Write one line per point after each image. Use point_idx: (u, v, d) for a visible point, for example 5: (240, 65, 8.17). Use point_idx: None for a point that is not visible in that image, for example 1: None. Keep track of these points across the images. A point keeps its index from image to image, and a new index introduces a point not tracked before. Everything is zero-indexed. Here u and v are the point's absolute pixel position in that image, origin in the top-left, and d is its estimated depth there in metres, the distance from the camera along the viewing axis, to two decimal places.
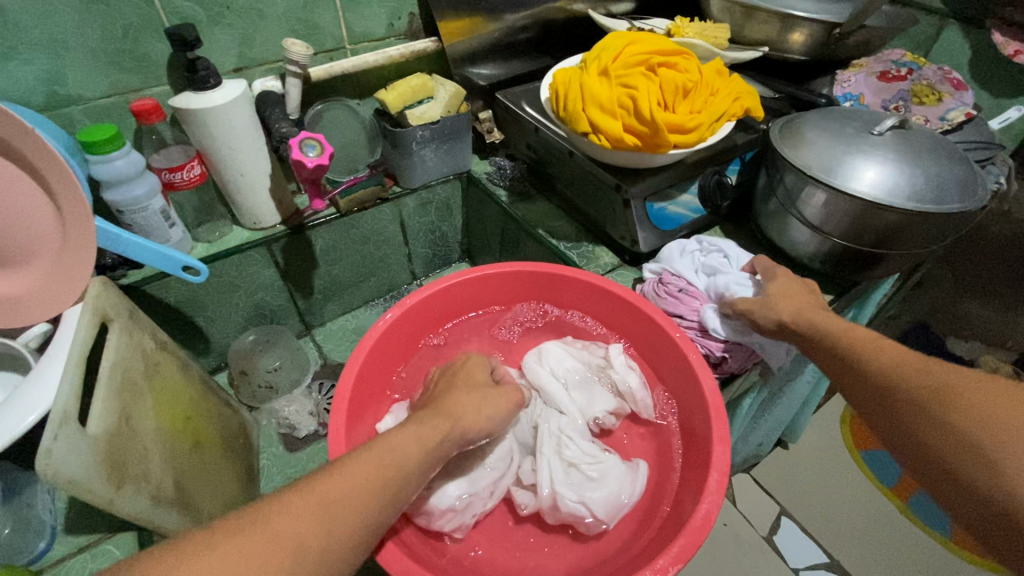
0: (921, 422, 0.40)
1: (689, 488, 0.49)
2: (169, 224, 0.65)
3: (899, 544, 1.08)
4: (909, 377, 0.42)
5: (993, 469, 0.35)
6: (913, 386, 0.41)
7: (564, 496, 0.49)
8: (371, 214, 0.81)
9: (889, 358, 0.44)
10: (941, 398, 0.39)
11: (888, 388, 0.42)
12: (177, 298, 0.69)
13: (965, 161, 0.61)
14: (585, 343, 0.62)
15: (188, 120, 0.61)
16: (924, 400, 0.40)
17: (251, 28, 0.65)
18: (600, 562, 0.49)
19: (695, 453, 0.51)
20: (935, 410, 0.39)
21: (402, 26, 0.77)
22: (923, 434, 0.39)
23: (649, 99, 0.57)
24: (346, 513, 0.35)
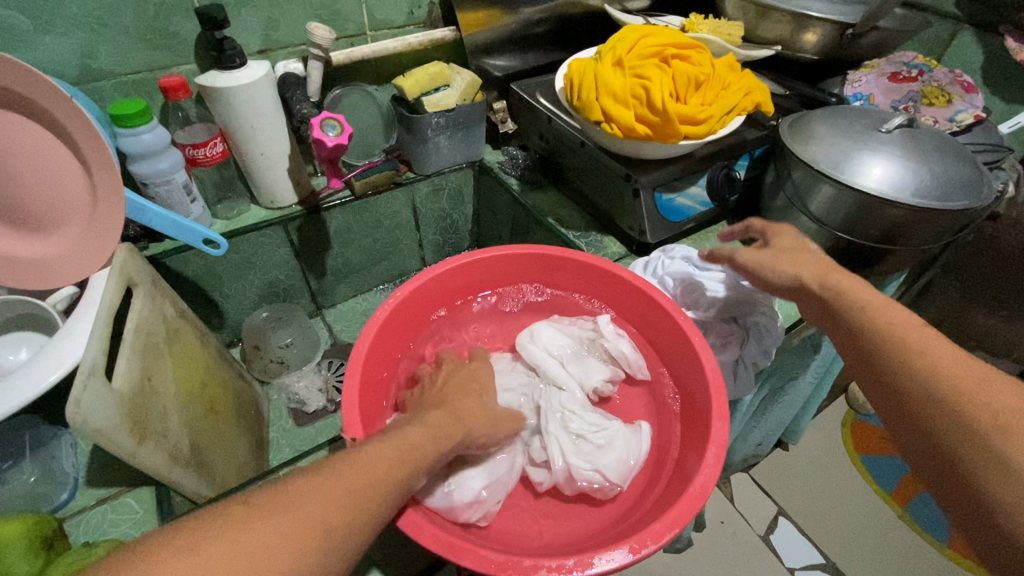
0: (943, 436, 0.35)
1: (692, 451, 0.50)
2: (190, 199, 0.67)
3: (895, 548, 1.09)
4: (945, 385, 0.36)
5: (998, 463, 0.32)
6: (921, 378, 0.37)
7: (576, 465, 0.51)
8: (385, 198, 0.83)
9: (932, 362, 0.38)
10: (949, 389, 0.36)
11: (921, 396, 0.37)
12: (195, 272, 0.71)
13: (972, 161, 0.62)
14: (572, 318, 0.64)
15: (212, 97, 0.63)
16: (973, 425, 0.34)
17: (277, 11, 0.67)
18: (616, 521, 0.51)
19: (693, 422, 0.53)
20: (972, 425, 0.34)
21: (422, 14, 0.78)
22: (950, 452, 0.34)
23: (662, 90, 0.58)
24: (367, 493, 0.35)
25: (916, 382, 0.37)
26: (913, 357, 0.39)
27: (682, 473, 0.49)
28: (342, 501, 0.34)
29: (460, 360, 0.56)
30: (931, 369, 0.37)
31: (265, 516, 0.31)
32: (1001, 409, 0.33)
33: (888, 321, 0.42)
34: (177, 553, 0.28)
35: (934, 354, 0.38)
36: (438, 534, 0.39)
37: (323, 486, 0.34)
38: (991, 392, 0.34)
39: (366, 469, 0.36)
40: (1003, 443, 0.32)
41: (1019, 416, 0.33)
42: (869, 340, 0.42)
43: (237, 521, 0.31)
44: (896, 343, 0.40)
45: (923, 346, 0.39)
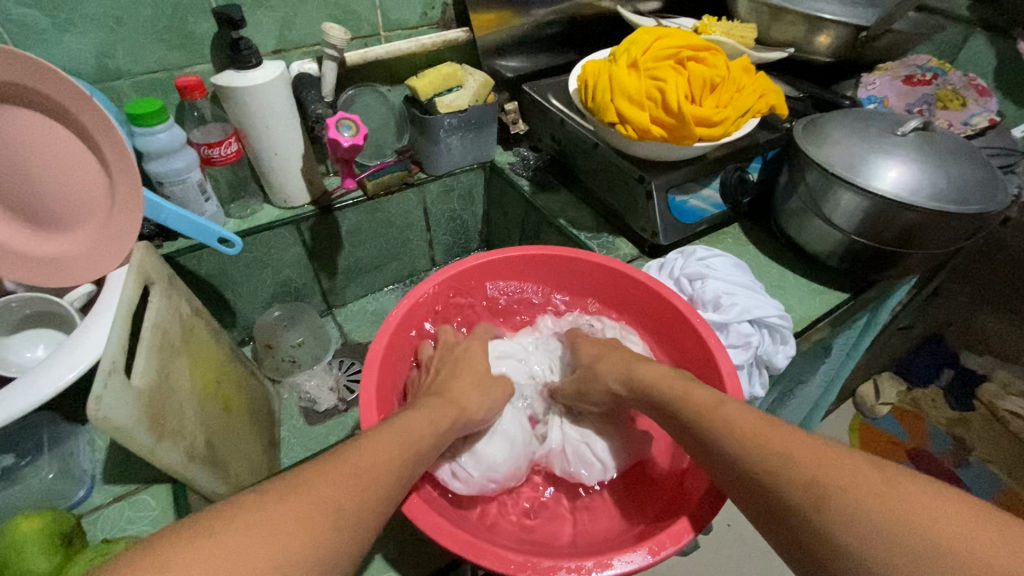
0: (778, 509, 0.36)
1: (707, 452, 0.50)
2: (204, 198, 0.67)
3: None
4: (765, 457, 0.37)
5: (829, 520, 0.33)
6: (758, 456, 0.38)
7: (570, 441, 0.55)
8: (396, 198, 0.83)
9: (742, 439, 0.39)
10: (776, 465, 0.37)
11: (747, 478, 0.38)
12: (208, 271, 0.71)
13: (988, 165, 0.62)
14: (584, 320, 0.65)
15: (228, 97, 0.64)
16: (805, 503, 0.34)
17: (292, 11, 0.67)
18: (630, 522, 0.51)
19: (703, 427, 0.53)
20: (790, 496, 0.35)
21: (435, 15, 0.79)
22: (783, 520, 0.35)
23: (677, 92, 0.58)
24: (374, 481, 0.36)
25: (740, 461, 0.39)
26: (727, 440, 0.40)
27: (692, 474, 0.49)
28: (356, 496, 0.35)
29: (456, 341, 0.60)
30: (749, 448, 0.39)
31: (286, 509, 0.32)
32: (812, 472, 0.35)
33: (712, 408, 0.43)
34: (202, 546, 0.28)
35: (742, 427, 0.40)
36: (457, 534, 0.39)
37: (339, 480, 0.35)
38: (797, 459, 0.36)
39: (372, 458, 0.38)
40: (826, 508, 0.33)
41: (822, 480, 0.34)
42: (693, 424, 0.43)
43: (251, 506, 0.31)
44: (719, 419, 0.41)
45: (736, 421, 0.41)
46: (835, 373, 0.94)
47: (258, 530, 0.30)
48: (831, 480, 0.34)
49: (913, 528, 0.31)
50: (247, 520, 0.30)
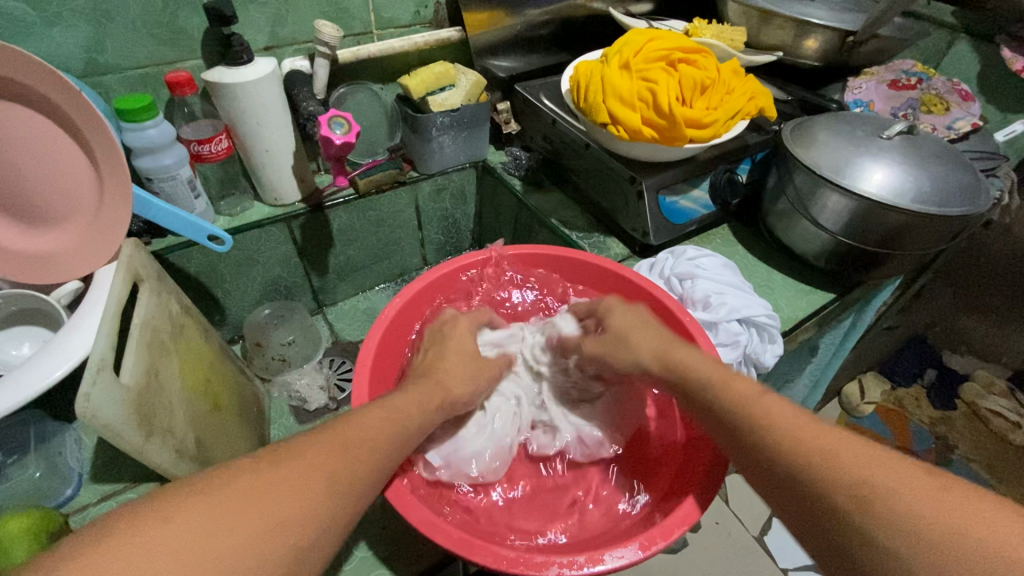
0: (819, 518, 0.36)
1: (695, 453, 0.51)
2: (194, 195, 0.67)
3: None
4: (814, 466, 0.37)
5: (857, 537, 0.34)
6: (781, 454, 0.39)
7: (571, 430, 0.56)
8: (388, 196, 0.83)
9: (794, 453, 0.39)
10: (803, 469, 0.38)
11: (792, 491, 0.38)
12: (198, 268, 0.71)
13: (970, 168, 0.63)
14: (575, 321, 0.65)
15: (218, 93, 0.63)
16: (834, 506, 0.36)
17: (284, 8, 0.67)
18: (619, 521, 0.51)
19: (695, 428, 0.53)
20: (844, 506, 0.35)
21: (428, 14, 0.79)
22: (824, 526, 0.36)
23: (668, 94, 0.59)
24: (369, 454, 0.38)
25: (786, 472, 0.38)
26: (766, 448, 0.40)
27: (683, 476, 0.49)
28: (354, 466, 0.37)
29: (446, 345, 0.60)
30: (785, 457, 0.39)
31: (288, 470, 0.33)
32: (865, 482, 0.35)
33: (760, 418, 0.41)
34: (209, 501, 0.30)
35: (791, 436, 0.40)
36: (450, 530, 0.39)
37: (337, 450, 0.36)
38: (844, 462, 0.36)
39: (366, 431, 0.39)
40: (877, 515, 0.34)
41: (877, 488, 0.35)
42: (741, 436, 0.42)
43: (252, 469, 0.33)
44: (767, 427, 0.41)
45: (785, 428, 0.40)
46: (821, 373, 0.96)
47: (263, 488, 0.32)
48: (888, 488, 0.34)
49: (946, 528, 0.32)
50: (255, 479, 0.32)
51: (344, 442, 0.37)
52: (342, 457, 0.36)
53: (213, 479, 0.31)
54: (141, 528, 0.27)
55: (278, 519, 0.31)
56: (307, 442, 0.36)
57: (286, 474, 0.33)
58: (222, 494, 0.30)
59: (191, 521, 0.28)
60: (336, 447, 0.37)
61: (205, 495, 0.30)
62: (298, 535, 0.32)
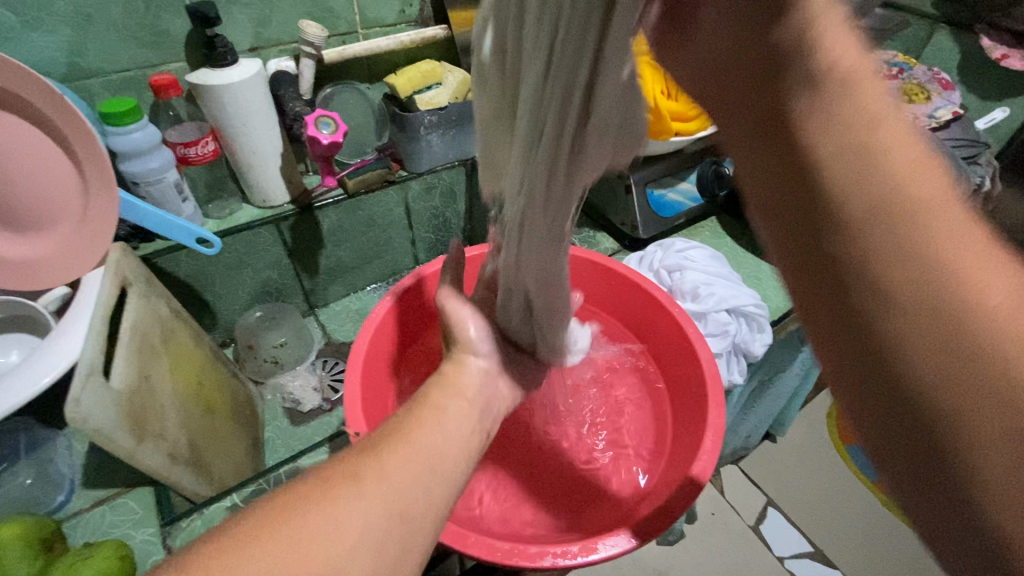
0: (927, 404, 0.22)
1: (684, 445, 0.51)
2: (182, 198, 0.67)
3: (882, 536, 1.12)
4: (917, 200, 0.22)
5: (904, 275, 0.22)
6: (846, 132, 0.23)
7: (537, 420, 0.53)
8: (377, 196, 0.83)
9: (927, 309, 0.22)
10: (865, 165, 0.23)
11: (900, 370, 0.23)
12: (187, 272, 0.70)
13: (952, 156, 0.64)
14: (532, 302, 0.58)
15: (204, 96, 0.63)
16: (885, 230, 0.22)
17: (268, 9, 0.67)
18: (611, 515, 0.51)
19: (681, 428, 0.53)
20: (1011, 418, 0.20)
21: (413, 12, 0.79)
22: (880, 348, 0.22)
23: (653, 87, 0.59)
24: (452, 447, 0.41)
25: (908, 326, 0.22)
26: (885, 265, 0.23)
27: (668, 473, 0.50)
28: (427, 474, 0.37)
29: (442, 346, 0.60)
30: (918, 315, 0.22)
31: (366, 481, 0.34)
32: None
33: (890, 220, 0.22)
34: (300, 522, 0.30)
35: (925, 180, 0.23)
36: (445, 525, 0.40)
37: (410, 456, 0.37)
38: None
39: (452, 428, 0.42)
40: (990, 371, 0.20)
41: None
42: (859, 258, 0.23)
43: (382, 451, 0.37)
44: (919, 217, 0.22)
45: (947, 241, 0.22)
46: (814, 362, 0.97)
47: (344, 504, 0.32)
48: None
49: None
50: (337, 495, 0.32)
51: (414, 451, 0.38)
52: (414, 462, 0.37)
53: (300, 496, 0.32)
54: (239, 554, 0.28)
55: (368, 535, 0.31)
56: (377, 448, 0.37)
57: (365, 485, 0.33)
58: (311, 513, 0.31)
59: (283, 547, 0.29)
60: (406, 455, 0.37)
61: (293, 516, 0.30)
62: (387, 544, 0.32)
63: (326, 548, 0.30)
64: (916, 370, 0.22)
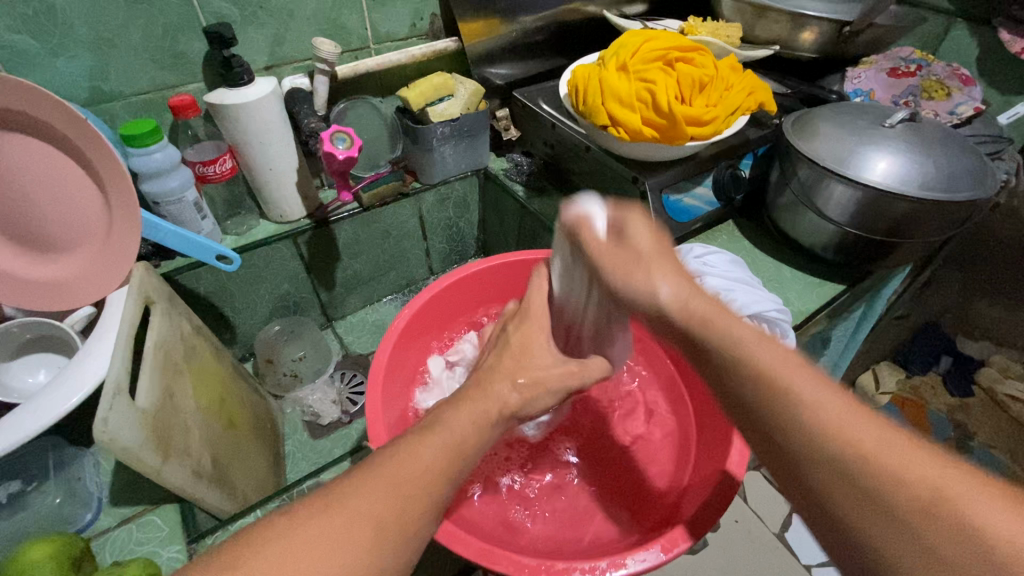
0: (818, 490, 0.31)
1: (709, 461, 0.50)
2: (201, 216, 0.68)
3: None
4: (863, 453, 0.29)
5: (871, 495, 0.28)
6: (843, 442, 0.30)
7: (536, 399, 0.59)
8: (392, 209, 0.83)
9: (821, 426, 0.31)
10: (820, 443, 0.30)
11: (799, 466, 0.31)
12: (207, 288, 0.71)
13: (976, 153, 0.62)
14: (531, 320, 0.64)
15: (221, 115, 0.64)
16: (841, 452, 0.30)
17: (282, 27, 0.68)
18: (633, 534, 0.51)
19: (707, 446, 0.53)
20: (883, 501, 0.28)
21: (424, 26, 0.79)
22: (820, 490, 0.30)
23: (667, 92, 0.59)
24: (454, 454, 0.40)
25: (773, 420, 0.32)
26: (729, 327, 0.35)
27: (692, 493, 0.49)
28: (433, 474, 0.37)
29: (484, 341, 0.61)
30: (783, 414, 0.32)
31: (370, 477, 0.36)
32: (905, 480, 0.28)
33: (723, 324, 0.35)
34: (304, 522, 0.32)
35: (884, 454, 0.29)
36: (469, 541, 0.40)
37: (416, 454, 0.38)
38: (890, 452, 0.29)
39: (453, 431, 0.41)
40: (893, 491, 0.28)
41: (896, 471, 0.28)
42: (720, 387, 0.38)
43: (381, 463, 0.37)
44: (790, 430, 0.32)
45: (818, 405, 0.31)
46: (836, 364, 0.95)
47: (348, 506, 0.33)
48: (920, 475, 0.28)
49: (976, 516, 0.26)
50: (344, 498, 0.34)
51: (422, 454, 0.38)
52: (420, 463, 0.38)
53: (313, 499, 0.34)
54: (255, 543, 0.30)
55: (365, 535, 0.33)
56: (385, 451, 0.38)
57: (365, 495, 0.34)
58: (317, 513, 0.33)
59: (288, 545, 0.31)
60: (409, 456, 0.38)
61: (305, 512, 0.33)
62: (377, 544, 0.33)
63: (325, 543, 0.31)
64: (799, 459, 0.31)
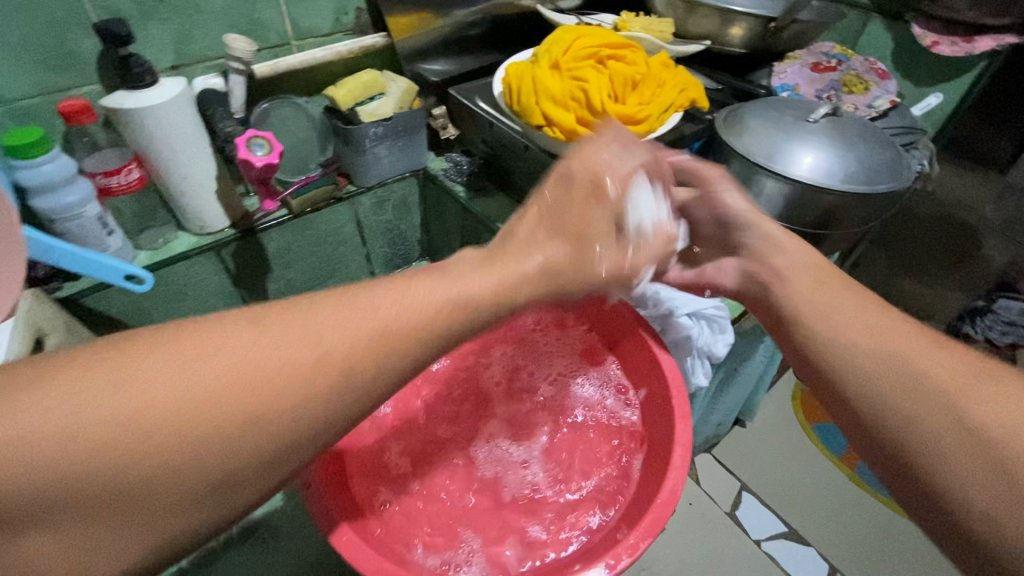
0: (894, 435, 0.36)
1: (648, 471, 0.52)
2: (106, 232, 0.62)
3: (864, 518, 1.12)
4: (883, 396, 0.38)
5: (908, 418, 0.36)
6: (874, 413, 0.38)
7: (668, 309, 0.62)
8: (325, 214, 0.79)
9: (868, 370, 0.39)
10: (875, 413, 0.38)
11: (873, 441, 0.38)
12: (120, 309, 0.66)
13: (892, 145, 0.65)
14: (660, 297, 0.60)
15: (122, 121, 0.58)
16: (890, 402, 0.37)
17: (189, 23, 0.63)
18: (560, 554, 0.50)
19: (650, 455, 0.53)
20: (936, 437, 0.34)
21: (350, 21, 0.75)
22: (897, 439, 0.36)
23: (600, 91, 0.58)
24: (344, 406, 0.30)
25: (873, 403, 0.38)
26: (861, 382, 0.39)
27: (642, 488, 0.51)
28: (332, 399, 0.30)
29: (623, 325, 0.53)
30: (886, 399, 0.37)
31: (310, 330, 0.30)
32: (992, 413, 0.33)
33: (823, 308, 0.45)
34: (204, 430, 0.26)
35: (897, 397, 0.37)
36: None
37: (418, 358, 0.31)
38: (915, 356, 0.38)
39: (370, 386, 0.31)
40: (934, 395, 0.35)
41: (962, 393, 0.34)
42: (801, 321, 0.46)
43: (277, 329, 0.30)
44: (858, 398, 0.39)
45: (864, 383, 0.39)
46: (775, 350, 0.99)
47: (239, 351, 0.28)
48: (935, 379, 0.36)
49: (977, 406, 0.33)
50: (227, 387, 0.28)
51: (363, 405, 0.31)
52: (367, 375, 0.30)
53: (218, 381, 0.27)
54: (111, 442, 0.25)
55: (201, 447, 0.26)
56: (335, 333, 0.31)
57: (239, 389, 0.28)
58: (237, 397, 0.27)
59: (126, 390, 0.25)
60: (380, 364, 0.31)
61: (218, 383, 0.27)
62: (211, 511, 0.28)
63: (234, 446, 0.27)
64: (854, 430, 0.40)
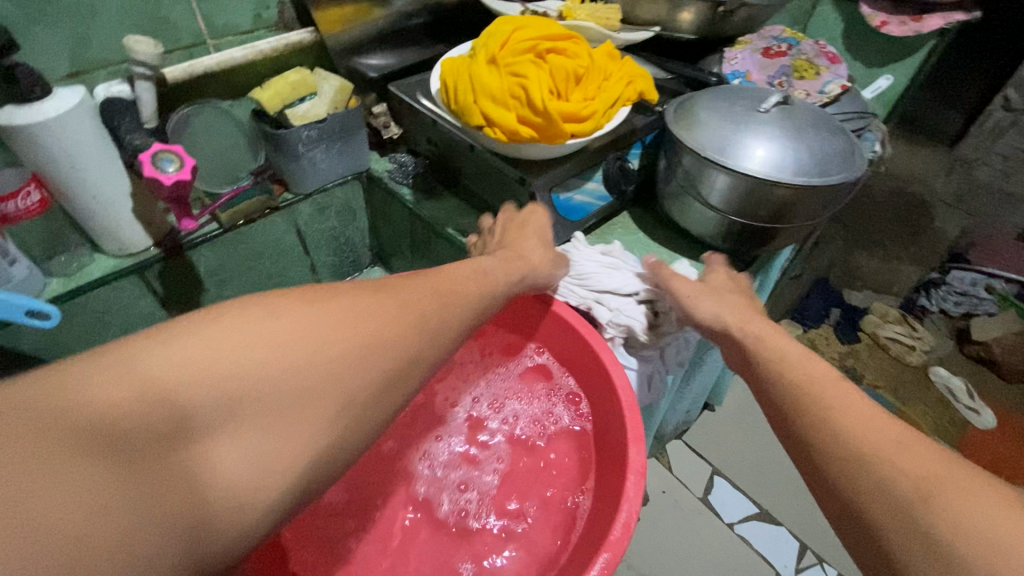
0: (861, 512, 0.32)
1: (606, 494, 0.51)
2: (7, 262, 0.56)
3: None
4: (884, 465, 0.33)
5: (897, 506, 0.31)
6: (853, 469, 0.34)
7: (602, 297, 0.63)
8: (261, 225, 0.74)
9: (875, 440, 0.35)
10: (854, 462, 0.34)
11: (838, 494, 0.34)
12: (33, 345, 0.60)
13: (844, 132, 0.64)
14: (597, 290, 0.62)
15: (11, 139, 0.52)
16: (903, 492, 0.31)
17: (84, 25, 0.57)
18: None
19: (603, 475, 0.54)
20: (897, 491, 0.31)
21: (273, 16, 0.70)
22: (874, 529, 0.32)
23: (540, 87, 0.55)
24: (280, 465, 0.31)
25: (876, 488, 0.32)
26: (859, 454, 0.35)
27: (598, 512, 0.51)
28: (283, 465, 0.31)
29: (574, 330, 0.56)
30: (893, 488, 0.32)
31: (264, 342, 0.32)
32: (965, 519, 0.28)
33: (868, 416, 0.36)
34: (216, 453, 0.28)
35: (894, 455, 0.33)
36: None
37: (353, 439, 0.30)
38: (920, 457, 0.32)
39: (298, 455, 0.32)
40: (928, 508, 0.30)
41: (941, 477, 0.31)
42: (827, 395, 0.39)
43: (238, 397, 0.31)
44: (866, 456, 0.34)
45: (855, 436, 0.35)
46: None
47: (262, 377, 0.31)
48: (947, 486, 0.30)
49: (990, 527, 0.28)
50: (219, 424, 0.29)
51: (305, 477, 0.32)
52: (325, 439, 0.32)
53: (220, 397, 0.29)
54: (109, 473, 0.24)
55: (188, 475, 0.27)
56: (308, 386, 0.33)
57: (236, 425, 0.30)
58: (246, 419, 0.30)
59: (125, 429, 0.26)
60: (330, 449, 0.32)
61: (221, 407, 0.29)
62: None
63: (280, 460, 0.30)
64: (797, 437, 0.39)
